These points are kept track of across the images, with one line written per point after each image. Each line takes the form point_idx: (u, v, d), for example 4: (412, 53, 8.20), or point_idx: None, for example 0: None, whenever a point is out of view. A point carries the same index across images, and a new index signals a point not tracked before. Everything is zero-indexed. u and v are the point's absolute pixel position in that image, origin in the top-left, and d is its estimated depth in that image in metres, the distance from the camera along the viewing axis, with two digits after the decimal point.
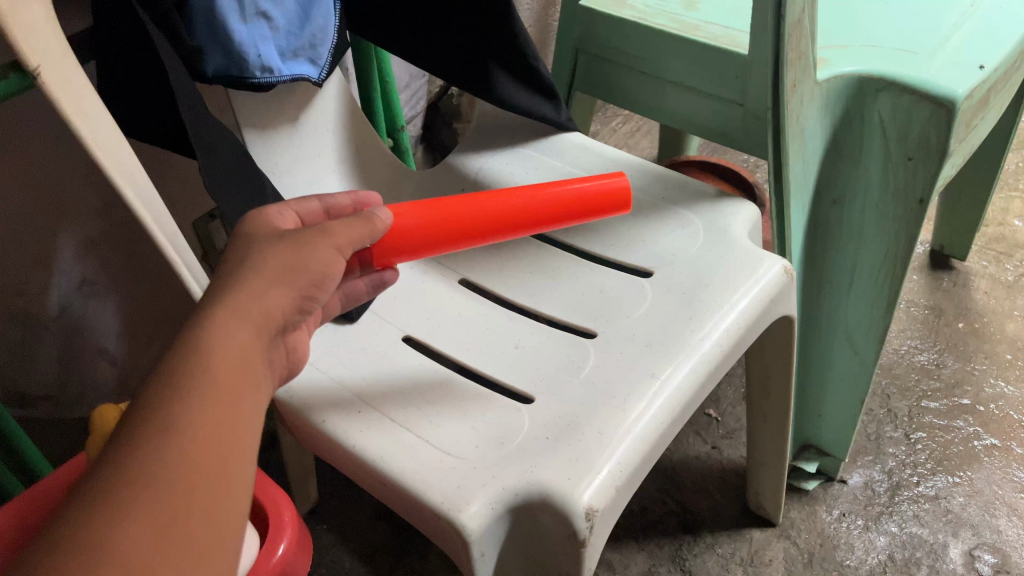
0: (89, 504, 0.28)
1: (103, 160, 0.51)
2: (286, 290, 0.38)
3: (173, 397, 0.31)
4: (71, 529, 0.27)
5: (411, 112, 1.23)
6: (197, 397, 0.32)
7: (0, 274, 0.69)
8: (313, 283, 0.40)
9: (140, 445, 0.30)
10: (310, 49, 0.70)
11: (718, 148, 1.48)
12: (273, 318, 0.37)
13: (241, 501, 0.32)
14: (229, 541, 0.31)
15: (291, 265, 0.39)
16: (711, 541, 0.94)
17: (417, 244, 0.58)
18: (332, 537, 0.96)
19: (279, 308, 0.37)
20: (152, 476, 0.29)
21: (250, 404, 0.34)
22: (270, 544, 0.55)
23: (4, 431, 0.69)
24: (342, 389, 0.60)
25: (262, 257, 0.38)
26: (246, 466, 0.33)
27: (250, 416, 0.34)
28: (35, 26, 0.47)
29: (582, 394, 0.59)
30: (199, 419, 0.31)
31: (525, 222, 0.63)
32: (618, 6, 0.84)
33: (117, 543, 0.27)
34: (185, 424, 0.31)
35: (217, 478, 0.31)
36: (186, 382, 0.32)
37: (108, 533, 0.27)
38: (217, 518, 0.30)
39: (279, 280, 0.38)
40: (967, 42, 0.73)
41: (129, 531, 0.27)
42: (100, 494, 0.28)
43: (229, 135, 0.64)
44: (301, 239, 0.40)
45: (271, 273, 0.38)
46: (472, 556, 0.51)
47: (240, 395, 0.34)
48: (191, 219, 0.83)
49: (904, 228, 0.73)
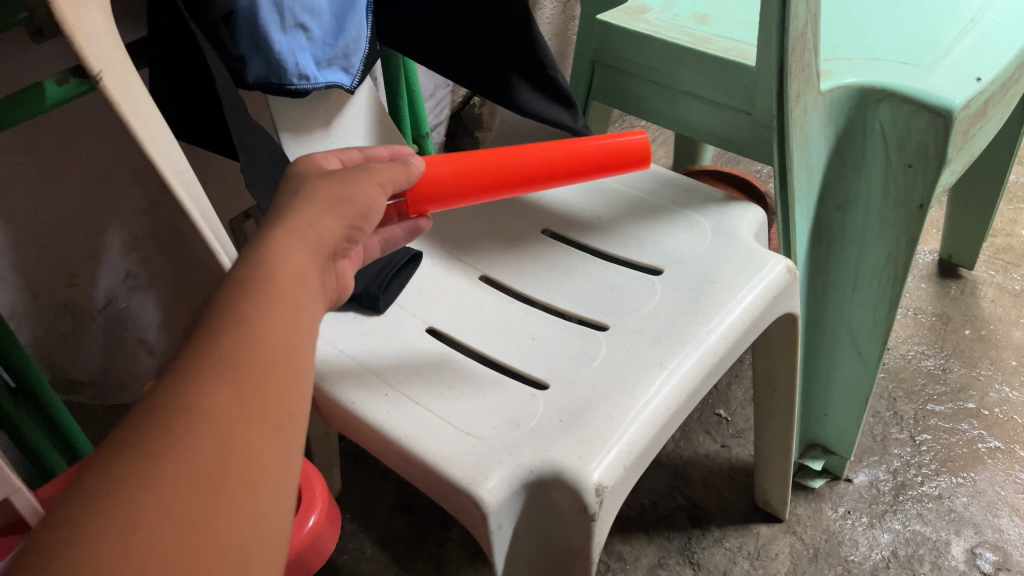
0: (178, 380, 0.31)
1: (156, 158, 0.56)
2: (338, 216, 0.44)
3: (226, 335, 0.33)
4: (162, 402, 0.30)
5: (435, 121, 1.28)
6: (263, 300, 0.35)
7: (54, 265, 0.74)
8: (355, 218, 0.45)
9: (217, 334, 0.33)
10: (344, 58, 0.75)
11: (732, 159, 1.52)
12: (326, 240, 0.42)
13: (290, 440, 0.33)
14: (297, 424, 0.34)
15: (341, 194, 0.45)
16: (719, 535, 0.97)
17: (447, 192, 0.63)
18: (354, 525, 1.00)
19: (330, 232, 0.42)
20: (230, 358, 0.32)
21: (298, 352, 0.36)
22: (302, 514, 0.59)
23: (50, 411, 0.73)
24: (369, 373, 0.64)
25: (315, 189, 0.44)
26: (296, 392, 0.35)
27: (299, 365, 0.36)
28: (102, 35, 0.52)
29: (594, 381, 0.62)
30: (250, 358, 0.33)
31: (547, 175, 0.69)
32: (633, 20, 0.88)
33: (172, 459, 0.28)
34: (254, 319, 0.34)
35: (285, 367, 0.34)
36: (245, 297, 0.35)
37: (199, 401, 0.30)
38: (287, 400, 0.34)
39: (331, 207, 0.44)
40: (966, 56, 0.77)
41: (215, 399, 0.31)
42: (159, 415, 0.30)
43: (268, 138, 0.69)
44: (346, 176, 0.47)
45: (324, 202, 0.43)
46: (489, 528, 0.55)
47: (299, 303, 0.37)
48: (227, 218, 0.88)
49: (904, 233, 0.76)
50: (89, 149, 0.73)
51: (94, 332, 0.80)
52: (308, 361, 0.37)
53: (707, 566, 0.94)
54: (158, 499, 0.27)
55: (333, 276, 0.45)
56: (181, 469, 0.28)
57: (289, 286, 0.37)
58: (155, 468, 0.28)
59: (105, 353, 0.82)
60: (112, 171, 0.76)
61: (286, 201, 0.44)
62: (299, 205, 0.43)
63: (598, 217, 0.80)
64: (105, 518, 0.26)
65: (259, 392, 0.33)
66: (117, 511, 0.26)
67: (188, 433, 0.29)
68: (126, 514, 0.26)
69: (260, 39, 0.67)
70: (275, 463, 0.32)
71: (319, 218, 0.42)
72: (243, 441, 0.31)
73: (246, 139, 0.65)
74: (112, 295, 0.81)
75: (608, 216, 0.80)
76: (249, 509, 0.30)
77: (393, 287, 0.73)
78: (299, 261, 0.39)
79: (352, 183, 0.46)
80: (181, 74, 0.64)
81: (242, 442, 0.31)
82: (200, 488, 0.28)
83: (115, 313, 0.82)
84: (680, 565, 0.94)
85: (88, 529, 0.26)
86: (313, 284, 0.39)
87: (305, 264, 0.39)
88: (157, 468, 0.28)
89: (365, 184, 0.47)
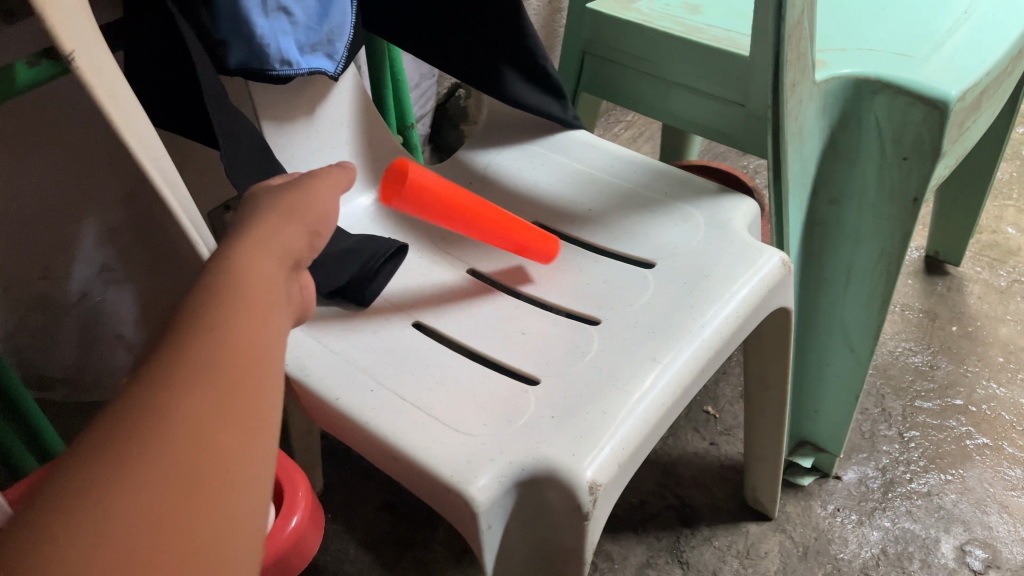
0: (145, 381, 0.30)
1: (133, 144, 0.53)
2: (296, 225, 0.43)
3: (193, 335, 0.32)
4: (130, 402, 0.29)
5: (420, 112, 1.26)
6: (230, 303, 0.34)
7: (25, 258, 0.72)
8: (312, 227, 0.44)
9: (186, 336, 0.32)
10: (328, 44, 0.73)
11: (719, 154, 1.51)
12: (288, 248, 0.41)
13: (264, 439, 0.32)
14: (271, 424, 0.33)
15: (295, 204, 0.44)
16: (708, 534, 0.96)
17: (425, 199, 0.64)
18: (337, 526, 0.98)
19: (291, 240, 0.42)
20: (200, 358, 0.31)
21: (271, 349, 0.35)
22: (285, 514, 0.57)
23: (21, 407, 0.70)
24: (355, 370, 0.62)
25: (268, 203, 0.44)
26: (270, 392, 0.33)
27: (271, 360, 0.34)
28: (76, 13, 0.49)
29: (587, 376, 0.61)
30: (219, 357, 0.32)
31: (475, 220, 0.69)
32: (624, 9, 0.86)
33: (146, 458, 0.27)
34: (222, 321, 0.33)
35: (257, 369, 0.33)
36: (213, 298, 0.34)
37: (168, 401, 0.29)
38: (261, 403, 0.32)
39: (289, 217, 0.43)
40: (961, 48, 0.76)
41: (186, 400, 0.29)
42: (129, 413, 0.28)
43: (250, 125, 0.67)
44: (303, 186, 0.46)
45: (281, 212, 0.43)
46: (480, 528, 0.53)
47: (268, 306, 0.36)
48: (207, 210, 0.85)
49: (899, 227, 0.75)
50: (63, 136, 0.71)
51: (68, 327, 0.78)
52: (279, 363, 0.35)
53: (697, 565, 0.92)
54: (129, 500, 0.26)
55: (297, 289, 0.43)
56: (153, 470, 0.27)
57: (256, 289, 0.36)
58: (125, 469, 0.26)
59: (79, 350, 0.80)
60: (87, 160, 0.73)
61: (243, 214, 0.43)
62: (258, 216, 0.42)
63: (589, 209, 0.78)
64: (78, 518, 0.25)
65: (232, 394, 0.31)
66: (86, 511, 0.25)
67: (160, 433, 0.28)
68: (96, 516, 0.25)
69: (241, 23, 0.64)
70: (250, 466, 0.30)
71: (278, 226, 0.41)
72: (217, 442, 0.29)
73: (226, 125, 0.63)
74: (86, 289, 0.78)
75: (600, 208, 0.78)
76: (225, 512, 0.28)
77: (379, 279, 0.71)
78: (262, 271, 0.37)
79: (307, 193, 0.45)
80: (158, 57, 0.61)
81: (217, 444, 0.29)
82: (173, 490, 0.27)
83: (90, 307, 0.79)
84: (669, 565, 0.93)
85: (60, 529, 0.24)
86: (281, 291, 0.38)
87: (271, 267, 0.38)
88: (127, 471, 0.26)
89: (324, 196, 0.47)
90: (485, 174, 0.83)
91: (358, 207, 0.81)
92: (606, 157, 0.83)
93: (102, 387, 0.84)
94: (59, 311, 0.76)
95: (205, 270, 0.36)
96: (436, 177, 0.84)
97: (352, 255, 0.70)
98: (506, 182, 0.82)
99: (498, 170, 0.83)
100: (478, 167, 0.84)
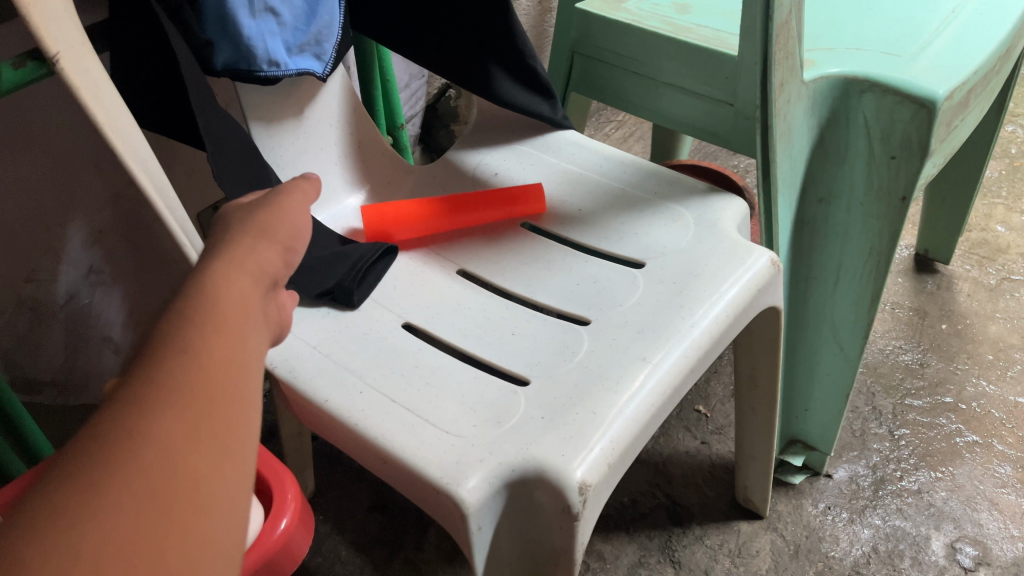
0: (118, 405, 0.30)
1: (119, 145, 0.53)
2: (271, 244, 0.43)
3: (167, 357, 0.32)
4: (103, 426, 0.29)
5: (410, 112, 1.26)
6: (206, 324, 0.34)
7: (13, 261, 0.71)
8: (285, 246, 0.45)
9: (162, 358, 0.32)
10: (316, 44, 0.73)
11: (710, 153, 1.51)
12: (264, 266, 0.42)
13: (241, 459, 0.32)
14: (250, 443, 0.33)
15: (268, 224, 0.45)
16: (700, 533, 0.96)
17: None
18: (329, 527, 0.98)
19: (267, 259, 0.42)
20: (175, 379, 0.31)
21: (249, 367, 0.35)
22: (274, 518, 0.56)
23: (8, 410, 0.70)
24: (345, 371, 0.62)
25: (240, 225, 0.44)
26: (249, 409, 0.33)
27: (250, 379, 0.34)
28: (60, 13, 0.49)
29: (577, 376, 0.61)
30: (194, 377, 0.32)
31: None
32: (613, 9, 0.86)
33: (118, 482, 0.27)
34: (198, 342, 0.33)
35: (234, 390, 0.33)
36: (188, 319, 0.34)
37: (142, 424, 0.29)
38: (239, 424, 0.32)
39: (262, 237, 0.43)
40: (948, 47, 0.76)
41: (160, 422, 0.29)
42: (102, 438, 0.28)
43: (237, 127, 0.67)
44: (273, 205, 0.47)
45: (254, 233, 0.43)
46: (469, 529, 0.53)
47: (244, 327, 0.36)
48: (196, 212, 0.85)
49: (887, 226, 0.75)
50: (49, 138, 0.70)
51: (56, 330, 0.77)
52: (258, 381, 0.35)
53: (689, 564, 0.93)
54: (100, 524, 0.26)
55: (276, 308, 0.43)
56: (125, 493, 0.27)
57: (233, 309, 0.36)
58: (96, 493, 0.26)
59: (67, 352, 0.79)
60: (74, 162, 0.73)
61: (217, 235, 0.44)
62: (232, 239, 0.42)
63: (579, 209, 0.78)
64: (47, 545, 0.25)
65: (207, 416, 0.31)
66: (55, 537, 0.25)
67: (131, 456, 0.28)
68: (65, 539, 0.25)
69: (228, 24, 0.64)
70: (226, 489, 0.30)
71: (253, 246, 0.42)
72: (192, 464, 0.29)
73: (213, 127, 0.62)
74: (73, 292, 0.78)
75: (590, 208, 0.78)
76: (197, 536, 0.28)
77: (368, 281, 0.71)
78: (235, 289, 0.37)
79: (276, 213, 0.46)
80: (144, 58, 0.61)
81: (191, 466, 0.29)
82: (144, 513, 0.27)
83: (78, 309, 0.79)
84: (660, 564, 0.93)
85: (29, 555, 0.24)
86: (257, 310, 0.38)
87: (248, 286, 0.39)
88: (99, 495, 0.26)
89: (294, 215, 0.47)
90: (475, 175, 0.83)
91: (347, 208, 0.81)
92: (595, 157, 0.83)
93: (90, 390, 0.84)
94: (46, 313, 0.76)
95: (179, 293, 0.36)
96: (425, 178, 0.84)
97: (340, 258, 0.70)
98: (496, 182, 0.82)
99: (488, 170, 0.83)
100: (467, 167, 0.84)
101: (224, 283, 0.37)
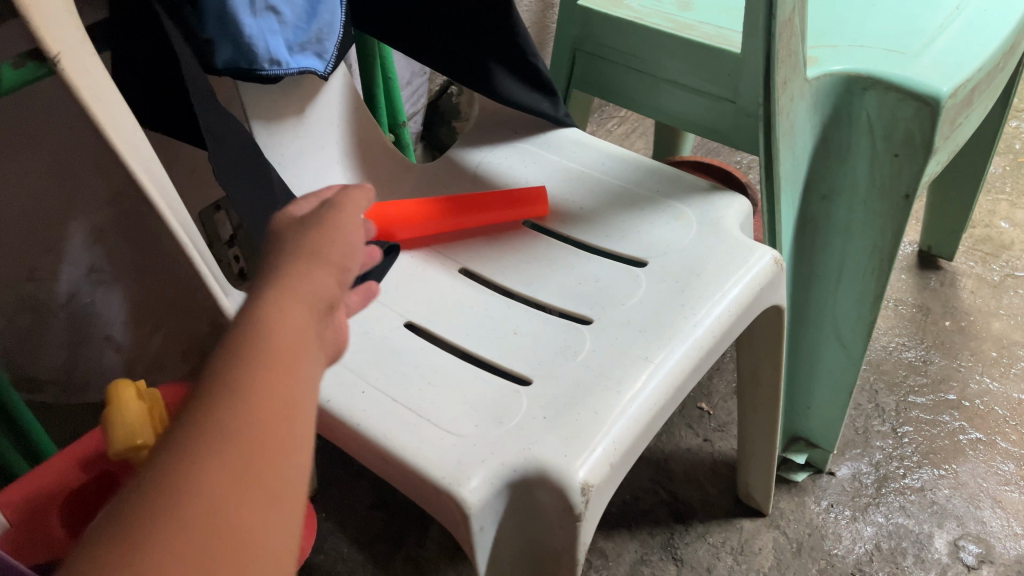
0: (164, 453, 0.29)
1: (116, 145, 0.53)
2: (327, 260, 0.41)
3: (213, 399, 0.31)
4: (146, 477, 0.29)
5: (411, 109, 1.25)
6: (255, 362, 0.33)
7: (14, 260, 0.71)
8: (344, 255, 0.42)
9: (208, 399, 0.31)
10: (317, 43, 0.73)
11: (713, 149, 1.51)
12: (322, 288, 0.39)
13: (288, 500, 0.32)
14: (295, 483, 0.32)
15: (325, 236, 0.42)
16: (702, 530, 0.96)
17: None
18: (331, 524, 0.98)
19: (323, 277, 0.40)
20: (219, 424, 0.31)
21: (301, 403, 0.34)
22: None
23: (9, 409, 0.70)
24: (346, 372, 0.62)
25: (298, 239, 0.42)
26: (297, 450, 0.33)
27: (301, 417, 0.34)
28: (59, 12, 0.49)
29: (578, 376, 0.60)
30: (239, 418, 0.31)
31: None
32: (615, 6, 0.86)
33: (157, 541, 0.27)
34: (246, 381, 0.32)
35: (281, 432, 0.32)
36: (237, 355, 0.33)
37: (183, 475, 0.29)
38: (285, 468, 0.32)
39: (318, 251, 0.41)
40: (951, 44, 0.75)
41: (201, 471, 0.29)
42: (146, 492, 0.28)
43: (238, 126, 0.67)
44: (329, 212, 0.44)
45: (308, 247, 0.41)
46: (471, 529, 0.54)
47: (297, 361, 0.35)
48: (196, 210, 0.85)
49: (890, 224, 0.75)
50: (49, 137, 0.70)
51: (58, 330, 0.77)
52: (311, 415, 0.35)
53: (691, 562, 0.93)
54: None
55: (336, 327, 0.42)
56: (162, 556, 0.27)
57: (288, 340, 0.35)
58: (148, 531, 0.27)
59: (69, 351, 0.79)
60: (75, 162, 0.73)
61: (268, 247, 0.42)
62: (286, 259, 0.40)
63: (581, 207, 0.78)
64: None
65: (262, 449, 0.31)
66: None
67: (171, 511, 0.28)
68: None
69: (229, 22, 0.64)
70: (277, 523, 0.31)
71: (308, 268, 0.40)
72: (233, 514, 0.29)
73: (213, 126, 0.62)
74: (74, 291, 0.78)
75: (591, 206, 0.78)
76: None
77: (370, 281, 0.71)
78: (294, 314, 0.36)
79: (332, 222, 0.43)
80: (143, 57, 0.61)
81: (241, 500, 0.30)
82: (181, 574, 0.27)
83: (79, 309, 0.79)
84: (663, 562, 0.93)
85: None
86: (313, 340, 0.37)
87: (305, 313, 0.37)
88: (138, 556, 0.27)
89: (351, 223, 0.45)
90: (476, 173, 0.82)
91: None
92: (597, 155, 0.82)
93: (92, 389, 0.84)
94: (48, 313, 0.76)
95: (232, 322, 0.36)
96: (427, 176, 0.84)
97: None
98: (497, 180, 0.81)
99: (489, 168, 0.83)
100: (469, 165, 0.83)
101: (281, 300, 0.37)
